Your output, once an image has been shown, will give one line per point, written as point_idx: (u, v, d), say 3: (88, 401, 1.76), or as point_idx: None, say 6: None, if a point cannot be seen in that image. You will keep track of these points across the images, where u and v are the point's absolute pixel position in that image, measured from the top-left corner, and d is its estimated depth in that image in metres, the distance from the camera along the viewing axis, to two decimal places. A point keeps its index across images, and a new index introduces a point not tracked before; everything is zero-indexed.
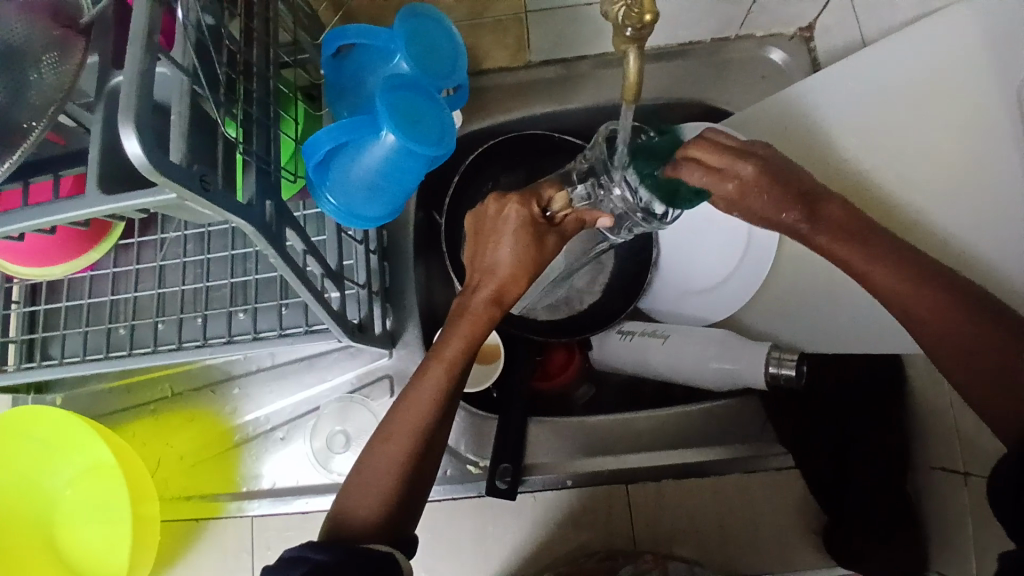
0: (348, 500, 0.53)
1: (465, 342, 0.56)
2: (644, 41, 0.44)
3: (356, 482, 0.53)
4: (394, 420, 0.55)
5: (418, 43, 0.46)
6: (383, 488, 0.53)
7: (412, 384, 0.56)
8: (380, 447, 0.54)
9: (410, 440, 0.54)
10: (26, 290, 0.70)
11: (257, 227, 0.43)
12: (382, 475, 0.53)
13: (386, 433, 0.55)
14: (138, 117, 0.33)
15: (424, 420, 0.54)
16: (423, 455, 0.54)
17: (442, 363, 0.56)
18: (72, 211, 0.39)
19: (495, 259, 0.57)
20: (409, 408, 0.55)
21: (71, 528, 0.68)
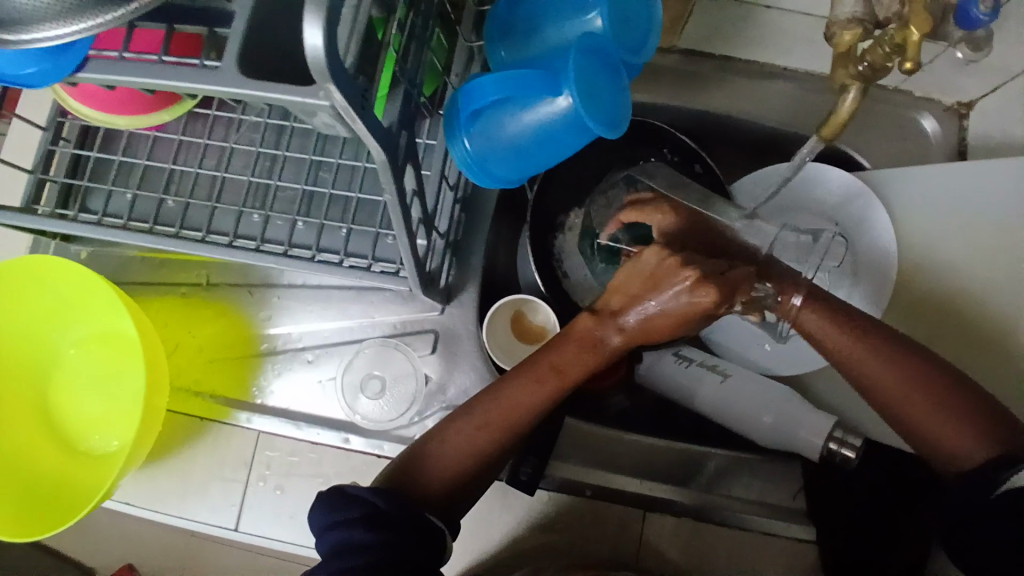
0: (420, 461, 0.49)
1: (584, 367, 0.52)
2: (870, 80, 0.41)
3: (433, 447, 0.50)
4: (485, 406, 0.51)
5: (621, 2, 0.40)
6: (456, 467, 0.49)
7: (515, 383, 0.51)
8: (465, 427, 0.50)
9: (496, 437, 0.50)
10: (79, 131, 0.65)
11: (389, 157, 0.38)
12: (459, 454, 0.49)
13: (475, 419, 0.50)
14: (328, 3, 0.27)
15: (513, 426, 0.50)
16: (500, 458, 0.51)
17: (555, 377, 0.52)
18: (199, 84, 0.33)
19: (644, 310, 0.51)
20: (506, 405, 0.51)
21: (66, 391, 0.64)
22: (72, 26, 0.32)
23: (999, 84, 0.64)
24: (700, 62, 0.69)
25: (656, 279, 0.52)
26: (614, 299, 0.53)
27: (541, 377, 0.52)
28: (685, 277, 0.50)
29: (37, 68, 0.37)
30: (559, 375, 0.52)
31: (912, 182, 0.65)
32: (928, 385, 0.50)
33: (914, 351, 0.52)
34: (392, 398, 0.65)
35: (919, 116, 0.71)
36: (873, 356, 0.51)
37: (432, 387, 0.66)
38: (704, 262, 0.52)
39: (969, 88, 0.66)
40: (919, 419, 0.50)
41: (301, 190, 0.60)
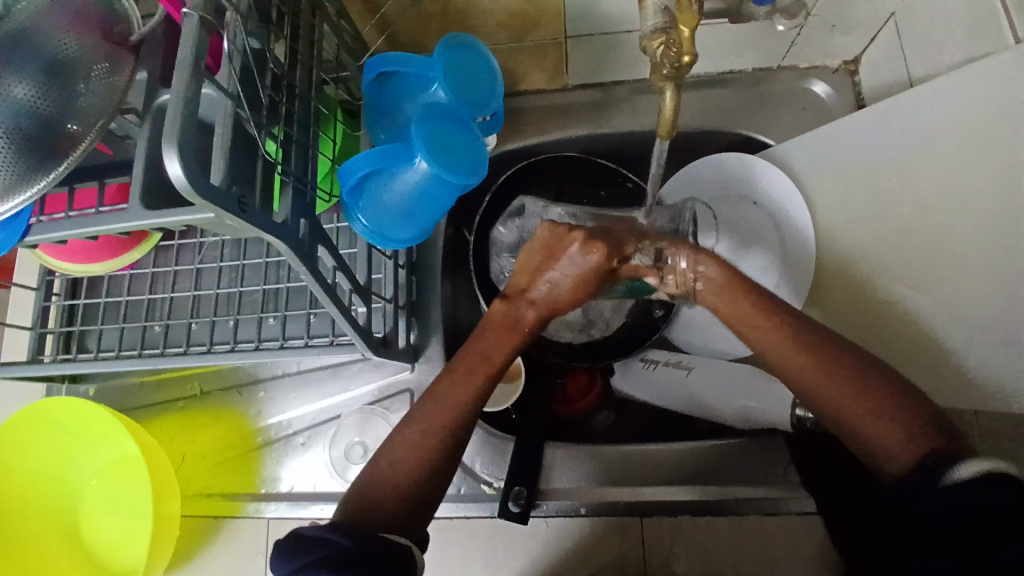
0: (371, 486, 0.52)
1: (508, 348, 0.57)
2: (681, 79, 0.44)
3: (383, 463, 0.53)
4: (426, 408, 0.55)
5: (456, 71, 0.46)
6: (409, 472, 0.53)
7: (450, 381, 0.56)
8: (405, 440, 0.54)
9: (439, 435, 0.54)
10: (68, 283, 0.74)
11: (291, 245, 0.44)
12: (407, 460, 0.53)
13: (417, 426, 0.54)
14: (181, 140, 0.34)
15: (458, 412, 0.55)
16: (452, 451, 0.54)
17: (484, 365, 0.56)
18: (113, 223, 0.40)
19: (547, 281, 0.56)
20: (443, 404, 0.55)
21: (96, 516, 0.70)
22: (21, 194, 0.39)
23: (875, 32, 0.66)
24: (598, 91, 0.74)
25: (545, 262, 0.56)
26: (520, 281, 0.58)
27: (471, 371, 0.56)
28: (574, 241, 0.54)
29: None
30: (487, 361, 0.56)
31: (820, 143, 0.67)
32: (869, 398, 0.50)
33: (871, 370, 0.51)
34: None
35: (810, 84, 0.73)
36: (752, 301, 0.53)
37: None
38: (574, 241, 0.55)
39: (848, 45, 0.69)
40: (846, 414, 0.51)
41: (260, 290, 0.67)
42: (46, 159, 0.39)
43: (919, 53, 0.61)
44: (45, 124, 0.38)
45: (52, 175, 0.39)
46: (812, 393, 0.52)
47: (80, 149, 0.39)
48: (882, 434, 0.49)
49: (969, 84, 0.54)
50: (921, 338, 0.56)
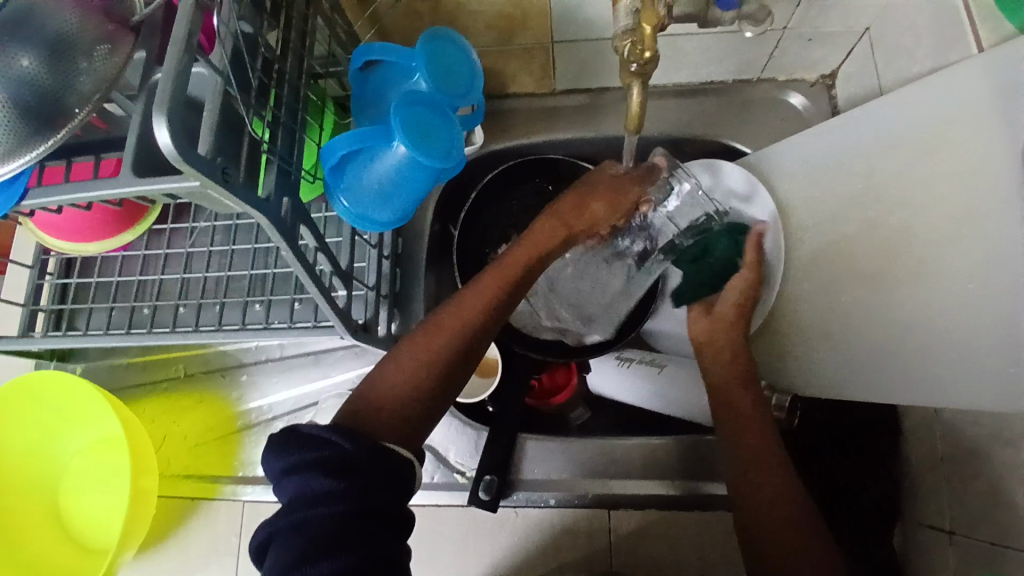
0: (373, 386, 0.55)
1: (522, 265, 0.62)
2: (647, 76, 0.46)
3: (388, 367, 0.56)
4: (441, 317, 0.59)
5: (438, 63, 0.49)
6: (412, 374, 0.55)
7: (467, 295, 0.60)
8: (405, 360, 0.56)
9: (439, 360, 0.56)
10: (62, 263, 0.75)
11: (272, 220, 0.46)
12: (408, 375, 0.55)
13: (419, 349, 0.56)
14: (169, 110, 0.37)
15: (471, 321, 0.58)
16: (457, 360, 0.57)
17: (499, 280, 0.61)
18: (105, 190, 0.42)
19: (569, 201, 0.65)
20: (458, 314, 0.58)
21: (73, 495, 0.71)
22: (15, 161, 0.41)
23: (851, 45, 0.68)
24: (585, 96, 0.77)
25: (569, 222, 0.65)
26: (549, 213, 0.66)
27: (487, 287, 0.60)
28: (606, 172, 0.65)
29: None
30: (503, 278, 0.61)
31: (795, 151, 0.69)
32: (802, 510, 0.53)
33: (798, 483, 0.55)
34: None
35: (788, 96, 0.76)
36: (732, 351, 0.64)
37: None
38: (603, 209, 0.65)
39: (826, 59, 0.71)
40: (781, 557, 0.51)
41: (247, 274, 0.69)
42: (46, 135, 0.41)
43: (888, 66, 0.64)
44: (52, 101, 0.40)
45: (49, 142, 0.41)
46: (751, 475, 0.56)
47: (73, 125, 0.41)
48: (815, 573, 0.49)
49: (926, 96, 0.56)
50: (885, 339, 0.58)
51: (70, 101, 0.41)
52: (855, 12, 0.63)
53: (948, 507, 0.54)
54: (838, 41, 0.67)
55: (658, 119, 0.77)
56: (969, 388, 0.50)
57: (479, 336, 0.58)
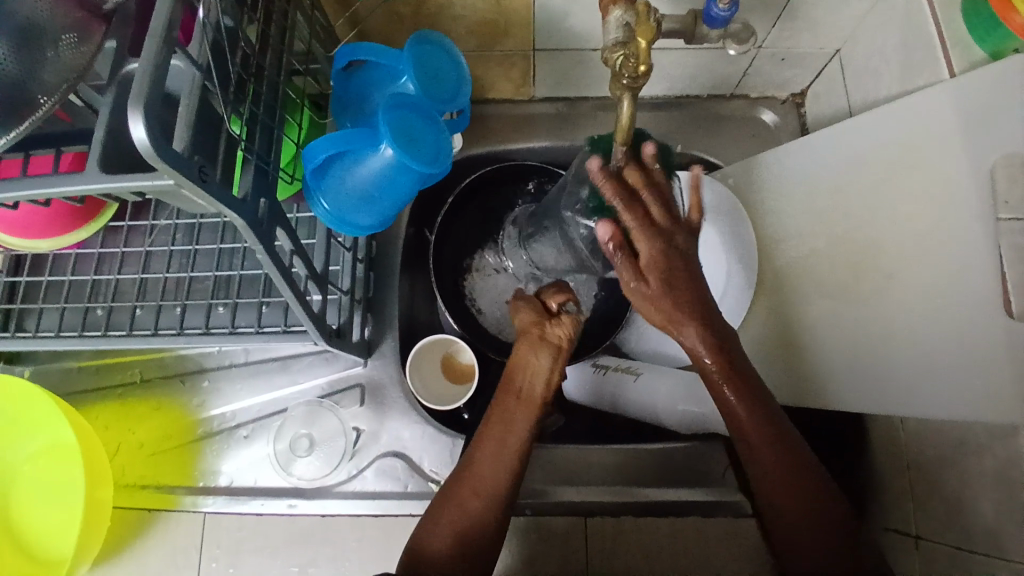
0: (415, 555, 0.52)
1: (514, 409, 0.55)
2: (638, 90, 0.45)
3: (422, 537, 0.52)
4: (456, 482, 0.54)
5: (424, 66, 0.48)
6: (448, 539, 0.51)
7: (475, 452, 0.54)
8: (435, 521, 0.52)
9: (462, 513, 0.52)
10: (10, 260, 0.71)
11: (249, 222, 0.44)
12: (436, 549, 0.51)
13: (443, 519, 0.52)
14: (146, 104, 0.34)
15: (492, 480, 0.53)
16: (488, 511, 0.52)
17: (499, 440, 0.54)
18: (68, 186, 0.39)
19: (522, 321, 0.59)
20: (472, 472, 0.53)
21: (24, 504, 0.66)
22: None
23: (820, 66, 0.71)
24: (563, 104, 0.77)
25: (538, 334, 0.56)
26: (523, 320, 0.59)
27: (491, 443, 0.54)
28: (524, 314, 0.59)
29: None
30: (503, 430, 0.54)
31: (768, 166, 0.71)
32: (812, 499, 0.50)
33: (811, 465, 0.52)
34: (323, 454, 0.68)
35: (760, 112, 0.78)
36: (686, 275, 0.49)
37: (364, 438, 0.69)
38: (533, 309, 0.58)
39: (796, 78, 0.74)
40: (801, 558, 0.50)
41: (212, 275, 0.66)
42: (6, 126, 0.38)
43: (857, 87, 0.66)
44: (17, 92, 0.37)
45: (11, 134, 0.39)
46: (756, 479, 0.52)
47: (38, 117, 0.39)
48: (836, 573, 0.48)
49: (896, 118, 0.58)
50: (853, 351, 0.60)
51: (34, 90, 0.38)
52: (828, 34, 0.65)
53: (914, 513, 0.57)
54: (808, 61, 0.70)
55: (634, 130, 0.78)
56: (935, 399, 0.52)
57: (495, 489, 0.53)
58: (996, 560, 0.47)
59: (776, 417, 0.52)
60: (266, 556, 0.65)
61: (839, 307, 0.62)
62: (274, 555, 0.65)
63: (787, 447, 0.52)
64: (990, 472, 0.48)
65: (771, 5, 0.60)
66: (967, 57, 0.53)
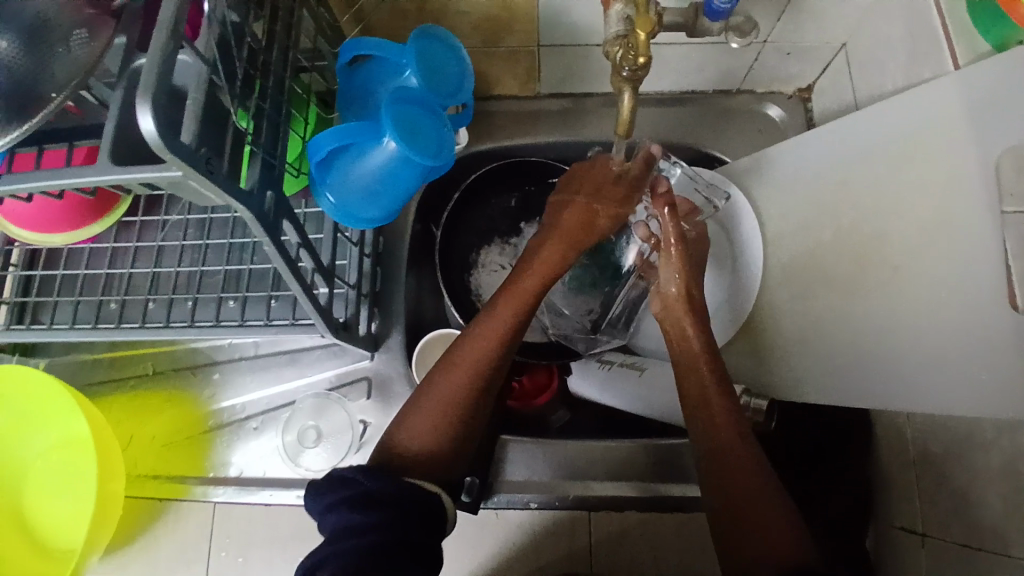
0: (400, 430, 0.54)
1: (535, 284, 0.60)
2: (638, 82, 0.47)
3: (414, 414, 0.55)
4: (461, 350, 0.57)
5: (427, 60, 0.49)
6: (439, 416, 0.55)
7: (482, 323, 0.58)
8: (426, 408, 0.55)
9: (455, 403, 0.55)
10: (26, 255, 0.72)
11: (256, 214, 0.44)
12: (429, 421, 0.54)
13: (440, 389, 0.56)
14: (153, 96, 0.35)
15: (491, 356, 0.57)
16: (482, 390, 0.56)
17: (516, 305, 0.59)
18: (81, 179, 0.41)
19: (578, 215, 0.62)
20: (476, 344, 0.57)
21: (37, 496, 0.67)
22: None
23: (826, 61, 0.70)
24: (567, 100, 0.77)
25: (574, 236, 0.62)
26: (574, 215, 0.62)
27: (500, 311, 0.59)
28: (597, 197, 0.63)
29: None
30: (518, 301, 0.59)
31: (775, 161, 0.71)
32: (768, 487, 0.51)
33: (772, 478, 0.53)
34: (330, 446, 0.69)
35: (767, 107, 0.78)
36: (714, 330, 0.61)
37: (371, 431, 0.70)
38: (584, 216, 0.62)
39: (802, 73, 0.73)
40: (744, 529, 0.50)
41: (223, 269, 0.67)
42: (15, 120, 0.39)
43: (864, 81, 0.66)
44: (25, 87, 0.38)
45: (21, 130, 0.39)
46: (708, 466, 0.54)
47: (47, 113, 0.39)
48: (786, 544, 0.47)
49: (901, 111, 0.57)
50: (858, 346, 0.60)
51: (46, 86, 0.39)
52: (833, 27, 0.64)
53: (920, 509, 0.56)
54: (815, 56, 0.69)
55: (640, 125, 0.78)
56: (944, 395, 0.52)
57: (491, 371, 0.57)
58: (997, 555, 0.47)
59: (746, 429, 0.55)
60: (276, 547, 0.67)
61: (844, 303, 0.61)
62: (283, 545, 0.67)
63: (748, 444, 0.54)
64: (997, 469, 0.48)
65: None
66: (973, 51, 0.52)
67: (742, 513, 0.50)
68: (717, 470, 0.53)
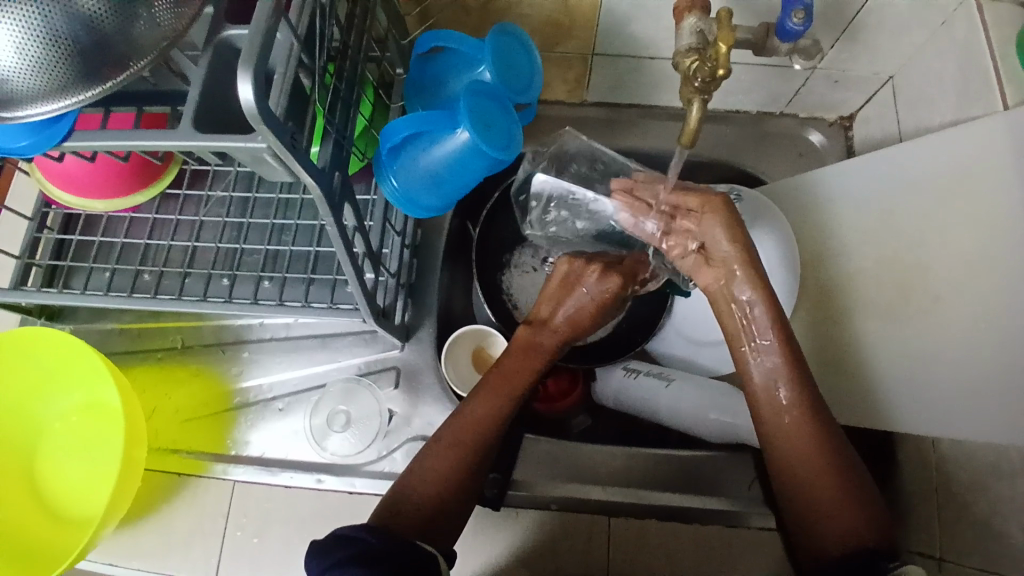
0: (400, 493, 0.55)
1: (527, 372, 0.63)
2: (708, 95, 0.48)
3: (411, 482, 0.56)
4: (453, 429, 0.58)
5: (502, 56, 0.50)
6: (436, 488, 0.55)
7: (475, 401, 0.60)
8: (420, 479, 0.56)
9: (451, 480, 0.56)
10: (65, 219, 0.73)
11: (326, 192, 0.45)
12: (428, 491, 0.55)
13: (438, 463, 0.56)
14: (254, 66, 0.36)
15: (485, 431, 0.58)
16: (478, 465, 0.57)
17: (506, 386, 0.61)
18: (158, 141, 0.41)
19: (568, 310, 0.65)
20: (470, 420, 0.59)
21: (54, 460, 0.67)
22: (48, 106, 0.38)
23: (872, 91, 0.72)
24: (611, 110, 0.78)
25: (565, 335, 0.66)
26: (543, 309, 0.67)
27: (495, 389, 0.61)
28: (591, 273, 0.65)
29: (31, 140, 0.44)
30: (508, 382, 0.62)
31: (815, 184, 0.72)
32: (832, 468, 0.52)
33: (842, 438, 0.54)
34: (358, 431, 0.69)
35: (808, 132, 0.79)
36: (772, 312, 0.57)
37: (397, 420, 0.70)
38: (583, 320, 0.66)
39: (847, 102, 0.74)
40: (806, 512, 0.52)
41: (264, 248, 0.68)
42: (93, 82, 0.38)
43: (909, 112, 0.67)
44: (109, 48, 0.37)
45: (95, 91, 0.39)
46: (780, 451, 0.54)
47: (124, 77, 0.39)
48: (836, 523, 0.50)
49: (948, 145, 0.59)
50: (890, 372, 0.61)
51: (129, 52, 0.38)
52: (885, 58, 0.66)
53: (940, 535, 0.56)
54: (861, 85, 0.71)
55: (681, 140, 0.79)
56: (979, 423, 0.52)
57: (484, 449, 0.58)
58: None
59: (816, 404, 0.54)
60: (293, 529, 0.66)
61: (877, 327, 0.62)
62: (301, 527, 0.65)
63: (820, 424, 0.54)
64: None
65: (834, 24, 0.61)
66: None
67: (814, 504, 0.52)
68: (792, 452, 0.54)
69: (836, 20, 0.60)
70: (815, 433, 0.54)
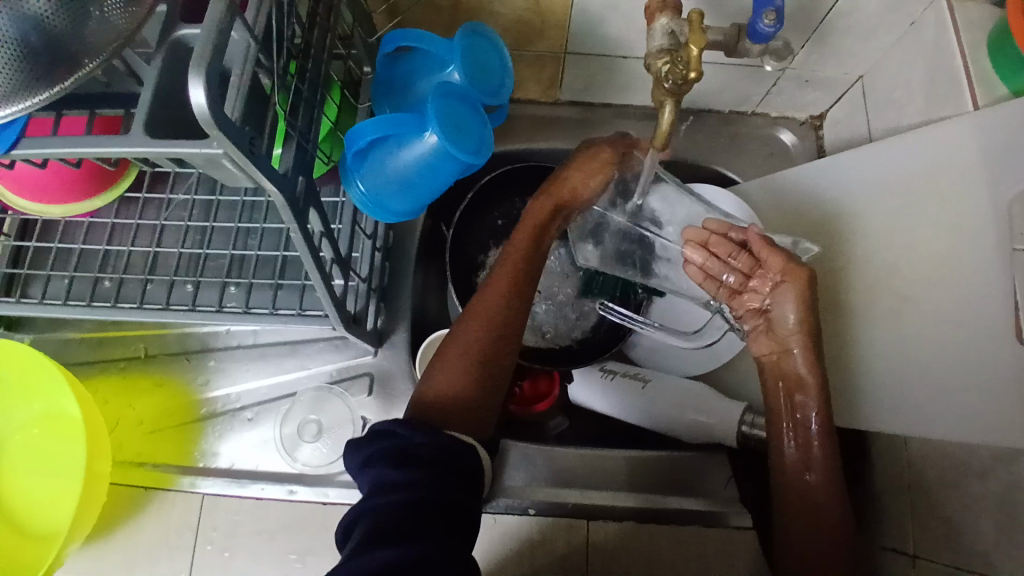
0: (429, 383, 0.56)
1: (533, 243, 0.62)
2: (681, 96, 0.47)
3: (437, 373, 0.56)
4: (470, 309, 0.59)
5: (472, 56, 0.48)
6: (466, 369, 0.56)
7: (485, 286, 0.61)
8: (447, 359, 0.57)
9: (477, 355, 0.57)
10: (19, 225, 0.69)
11: (288, 198, 0.43)
12: (459, 374, 0.56)
13: (461, 342, 0.57)
14: (206, 69, 0.34)
15: (502, 304, 0.59)
16: (503, 336, 0.58)
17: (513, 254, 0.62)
18: (109, 147, 0.39)
19: None
20: (484, 301, 0.59)
21: (14, 475, 0.64)
22: None
23: (842, 91, 0.72)
24: (584, 110, 0.78)
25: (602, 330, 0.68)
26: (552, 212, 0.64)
27: (508, 259, 0.62)
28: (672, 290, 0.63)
29: None
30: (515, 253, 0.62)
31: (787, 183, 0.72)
32: (837, 518, 0.57)
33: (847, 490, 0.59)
34: (330, 441, 0.68)
35: (779, 132, 0.80)
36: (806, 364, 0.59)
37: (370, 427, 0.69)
38: None
39: (817, 102, 0.75)
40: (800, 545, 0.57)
41: (229, 253, 0.65)
42: (44, 84, 0.36)
43: (878, 113, 0.68)
44: (61, 48, 0.35)
45: (46, 94, 0.37)
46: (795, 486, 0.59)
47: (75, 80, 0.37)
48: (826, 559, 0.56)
49: (918, 146, 0.59)
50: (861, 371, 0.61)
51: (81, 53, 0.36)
52: (854, 60, 0.66)
53: (913, 531, 0.57)
54: (831, 86, 0.71)
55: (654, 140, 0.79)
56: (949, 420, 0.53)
57: (508, 320, 0.59)
58: None
59: (835, 462, 0.58)
60: (263, 540, 0.63)
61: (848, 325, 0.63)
62: (271, 539, 0.63)
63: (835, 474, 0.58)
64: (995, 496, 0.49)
65: (805, 25, 0.61)
66: (990, 94, 0.55)
67: (813, 540, 0.56)
68: (802, 488, 0.58)
69: (806, 23, 0.60)
70: (832, 485, 0.58)
